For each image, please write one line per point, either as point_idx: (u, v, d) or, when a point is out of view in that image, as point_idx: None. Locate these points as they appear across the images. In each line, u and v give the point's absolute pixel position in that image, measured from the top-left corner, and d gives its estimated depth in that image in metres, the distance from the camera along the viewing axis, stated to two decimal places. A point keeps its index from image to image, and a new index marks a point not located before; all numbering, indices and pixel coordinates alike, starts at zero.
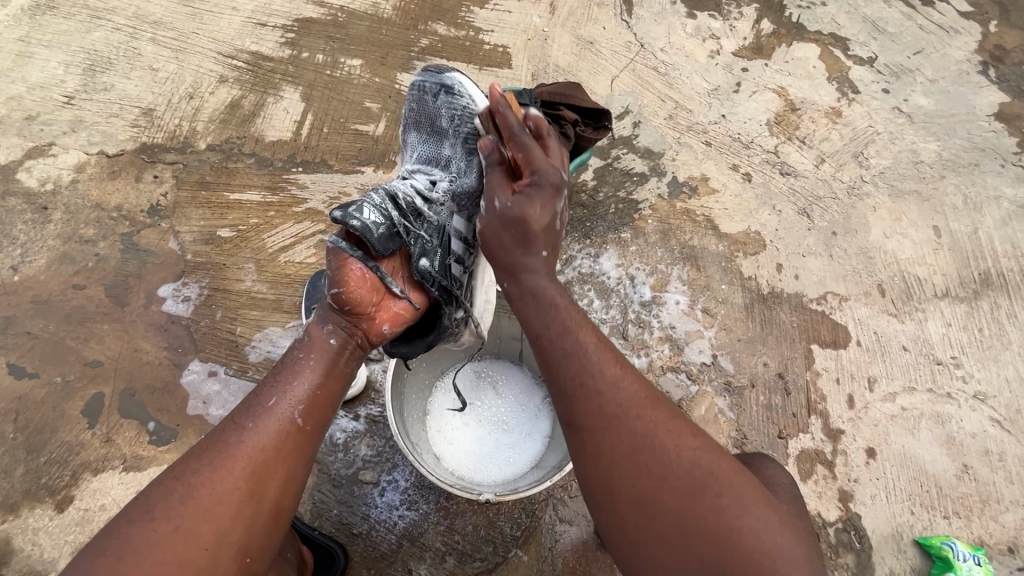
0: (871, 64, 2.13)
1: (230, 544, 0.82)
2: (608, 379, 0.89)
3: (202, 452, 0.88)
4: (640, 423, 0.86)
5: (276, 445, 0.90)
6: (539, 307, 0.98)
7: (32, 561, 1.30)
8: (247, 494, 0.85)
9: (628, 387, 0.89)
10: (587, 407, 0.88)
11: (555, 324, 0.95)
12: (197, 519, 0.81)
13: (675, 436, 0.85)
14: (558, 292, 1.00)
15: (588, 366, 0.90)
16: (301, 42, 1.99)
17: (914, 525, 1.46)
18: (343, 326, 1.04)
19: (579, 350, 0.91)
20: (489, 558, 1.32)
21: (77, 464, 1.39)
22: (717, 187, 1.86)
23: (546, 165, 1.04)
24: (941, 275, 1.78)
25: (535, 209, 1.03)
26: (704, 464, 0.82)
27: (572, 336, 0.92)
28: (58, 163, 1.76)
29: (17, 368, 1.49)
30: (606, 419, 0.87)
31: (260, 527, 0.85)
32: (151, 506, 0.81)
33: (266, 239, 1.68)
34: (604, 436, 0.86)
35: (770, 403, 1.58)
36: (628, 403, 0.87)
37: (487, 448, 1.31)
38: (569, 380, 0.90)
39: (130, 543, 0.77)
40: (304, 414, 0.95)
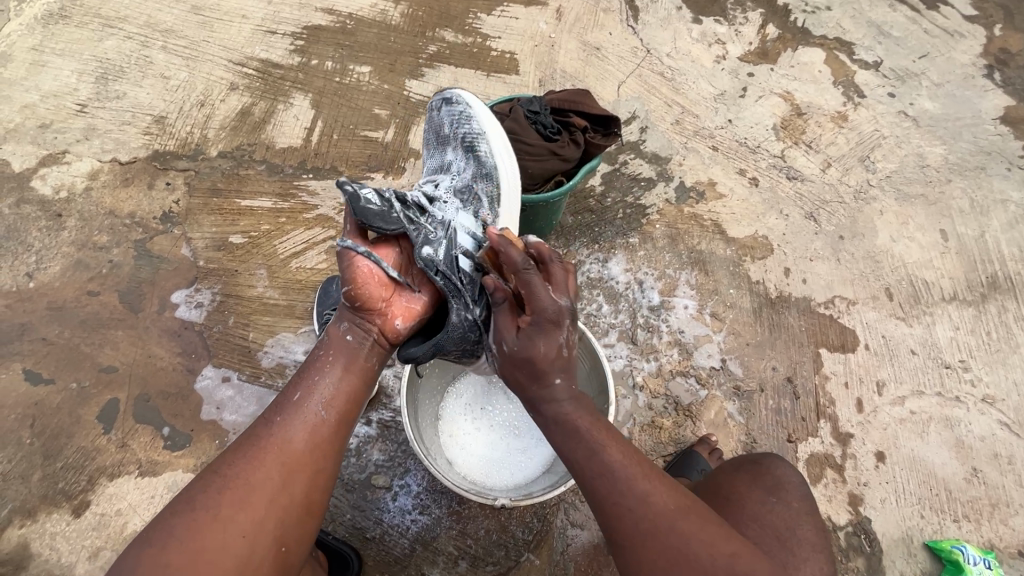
0: (876, 68, 2.14)
1: (266, 534, 0.83)
2: (639, 490, 0.84)
3: (235, 446, 0.90)
4: (678, 537, 0.80)
5: (304, 438, 0.91)
6: (562, 427, 0.90)
7: (49, 566, 1.31)
8: (279, 485, 0.86)
9: (659, 492, 0.84)
10: (622, 524, 0.83)
11: (580, 441, 0.88)
12: (234, 509, 0.83)
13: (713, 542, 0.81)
14: (583, 416, 0.91)
15: (617, 481, 0.84)
16: (310, 49, 2.01)
17: (924, 528, 1.47)
18: (358, 323, 1.03)
19: (609, 468, 0.85)
20: (501, 562, 1.33)
21: (92, 470, 1.41)
22: (724, 192, 1.87)
23: (548, 301, 0.93)
24: (948, 279, 1.78)
25: (542, 346, 0.92)
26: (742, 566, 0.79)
27: (600, 454, 0.86)
28: (72, 170, 1.78)
29: (33, 375, 1.51)
30: (639, 536, 0.82)
31: (294, 517, 0.86)
32: (191, 498, 0.83)
33: (277, 245, 1.70)
34: (642, 552, 0.81)
35: (779, 407, 1.59)
36: (662, 514, 0.82)
37: (499, 453, 1.32)
38: (601, 498, 0.85)
39: (171, 533, 0.79)
40: (329, 407, 0.95)
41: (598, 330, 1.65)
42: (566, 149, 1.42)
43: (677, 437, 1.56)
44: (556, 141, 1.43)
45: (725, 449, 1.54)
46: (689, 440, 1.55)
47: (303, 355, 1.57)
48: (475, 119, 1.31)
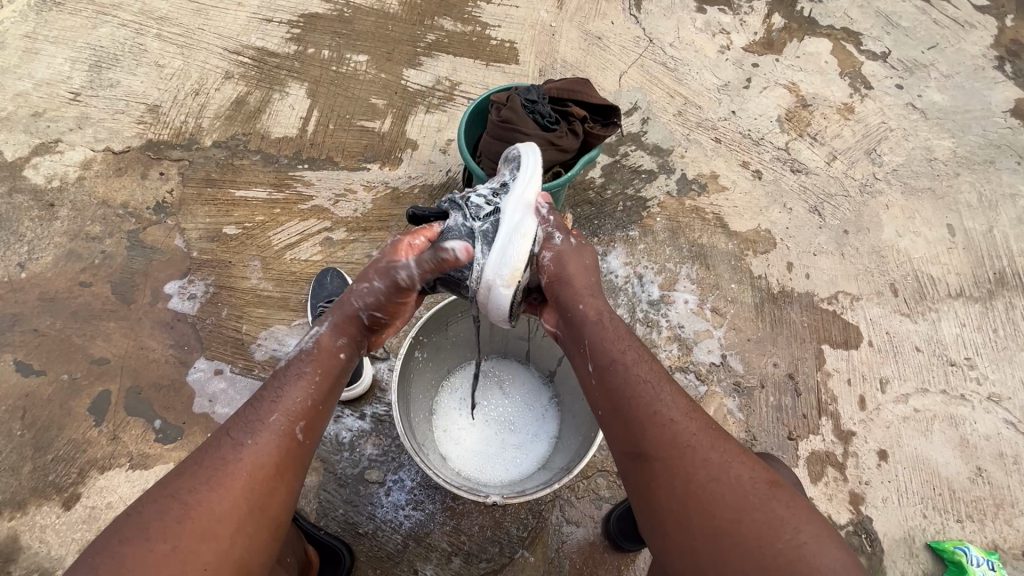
0: (884, 59, 2.10)
1: (229, 564, 0.78)
2: (680, 404, 0.89)
3: (197, 468, 0.84)
4: (717, 451, 0.83)
5: (275, 459, 0.87)
6: (608, 337, 0.98)
7: (39, 559, 1.30)
8: (247, 511, 0.82)
9: (701, 414, 0.89)
10: (660, 433, 0.85)
11: (627, 349, 0.96)
12: (196, 539, 0.77)
13: (752, 467, 0.82)
14: (626, 333, 0.99)
15: (662, 392, 0.90)
16: (307, 38, 1.98)
17: (927, 529, 1.44)
18: (353, 341, 1.05)
19: (651, 379, 0.91)
20: (495, 559, 1.31)
21: (83, 462, 1.39)
22: (727, 185, 1.84)
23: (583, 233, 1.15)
24: (955, 275, 1.75)
25: (588, 255, 1.10)
26: (779, 492, 0.79)
27: (644, 364, 0.93)
28: (64, 160, 1.75)
29: (24, 366, 1.49)
30: (680, 444, 0.83)
31: (262, 543, 0.83)
32: (145, 527, 0.77)
33: (272, 236, 1.67)
34: (680, 461, 0.82)
35: (780, 403, 1.56)
36: (703, 432, 0.85)
37: (494, 448, 1.30)
38: (640, 408, 0.88)
39: (124, 565, 0.73)
40: (305, 428, 0.93)
41: None
42: (564, 140, 1.39)
43: None
44: (554, 131, 1.39)
45: None
46: None
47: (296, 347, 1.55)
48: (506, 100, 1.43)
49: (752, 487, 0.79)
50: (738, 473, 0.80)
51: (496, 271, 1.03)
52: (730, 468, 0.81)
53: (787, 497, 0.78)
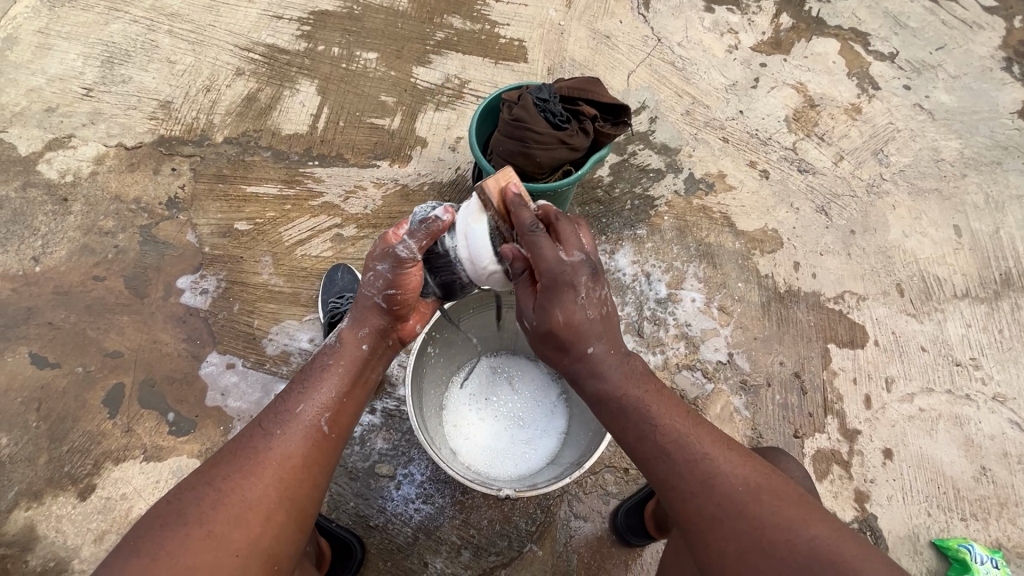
0: (891, 59, 2.10)
1: (260, 551, 0.83)
2: (700, 471, 0.83)
3: (232, 457, 0.89)
4: (744, 519, 0.77)
5: (304, 452, 0.92)
6: (614, 411, 0.93)
7: (56, 548, 1.32)
8: (277, 502, 0.86)
9: (726, 470, 0.83)
10: (682, 506, 0.83)
11: (634, 419, 0.90)
12: (229, 526, 0.82)
13: (790, 523, 0.75)
14: (635, 390, 0.93)
15: (677, 464, 0.85)
16: (317, 35, 1.99)
17: (931, 527, 1.45)
18: (376, 332, 1.07)
19: (663, 449, 0.87)
20: (504, 553, 1.33)
21: (98, 454, 1.41)
22: (734, 184, 1.85)
23: (551, 260, 0.92)
24: (961, 275, 1.75)
25: (558, 314, 0.93)
26: (826, 549, 0.71)
27: (654, 433, 0.88)
28: (77, 155, 1.77)
29: (39, 359, 1.51)
30: (706, 520, 0.80)
31: (289, 533, 0.87)
32: (184, 511, 0.82)
33: (283, 232, 1.69)
34: (710, 537, 0.79)
35: (786, 402, 1.57)
36: (729, 495, 0.80)
37: (503, 443, 1.32)
38: (659, 482, 0.87)
39: (164, 547, 0.77)
40: (331, 421, 0.96)
41: None
42: (575, 138, 1.40)
43: None
44: (565, 129, 1.41)
45: None
46: None
47: (307, 342, 1.56)
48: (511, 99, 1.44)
49: (791, 551, 0.72)
50: (772, 538, 0.74)
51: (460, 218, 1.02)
52: (764, 534, 0.75)
53: (833, 554, 0.70)
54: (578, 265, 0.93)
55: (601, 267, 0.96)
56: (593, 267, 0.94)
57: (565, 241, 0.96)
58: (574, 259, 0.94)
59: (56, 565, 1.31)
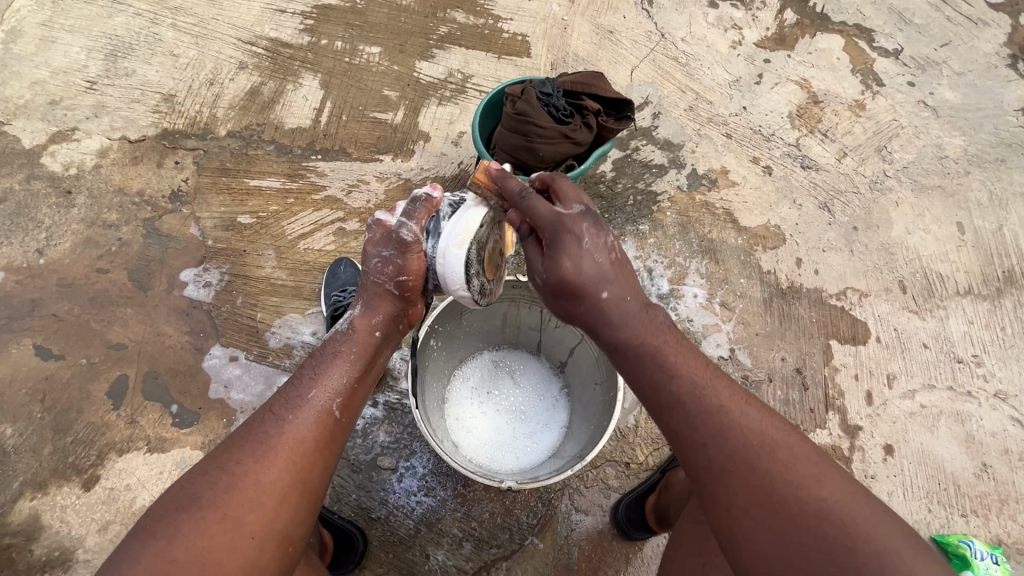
0: (896, 56, 2.09)
1: (275, 533, 0.84)
2: (716, 423, 0.83)
3: (244, 442, 0.89)
4: (758, 475, 0.78)
5: (315, 436, 0.93)
6: (627, 358, 0.92)
7: (60, 538, 1.33)
8: (290, 485, 0.87)
9: (743, 424, 0.83)
10: (695, 457, 0.83)
11: (649, 367, 0.89)
12: (244, 509, 0.82)
13: (805, 484, 0.76)
14: (651, 341, 0.91)
15: (693, 415, 0.84)
16: (320, 29, 1.98)
17: (931, 522, 1.46)
18: (388, 319, 1.08)
19: (678, 401, 0.86)
20: (505, 545, 1.33)
21: (102, 445, 1.42)
22: (737, 180, 1.85)
23: (546, 212, 0.93)
24: (964, 272, 1.75)
25: (566, 264, 0.92)
26: (837, 513, 0.73)
27: (669, 385, 0.87)
28: (81, 148, 1.77)
29: (43, 350, 1.52)
30: (718, 473, 0.81)
31: (302, 515, 0.88)
32: (197, 496, 0.82)
33: (286, 226, 1.69)
34: (720, 489, 0.80)
35: (788, 397, 1.57)
36: (744, 451, 0.80)
37: (505, 437, 1.33)
38: (672, 432, 0.86)
39: (181, 531, 0.78)
40: (341, 406, 0.98)
41: None
42: (578, 133, 1.40)
43: None
44: (568, 124, 1.41)
45: None
46: None
47: (310, 336, 1.57)
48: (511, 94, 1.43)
49: (801, 511, 0.75)
50: (784, 496, 0.76)
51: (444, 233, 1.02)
52: (778, 490, 0.77)
53: (844, 519, 0.73)
54: (577, 217, 0.94)
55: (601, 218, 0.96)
56: (592, 217, 0.94)
57: (561, 197, 0.96)
58: (571, 211, 0.95)
59: (61, 555, 1.32)
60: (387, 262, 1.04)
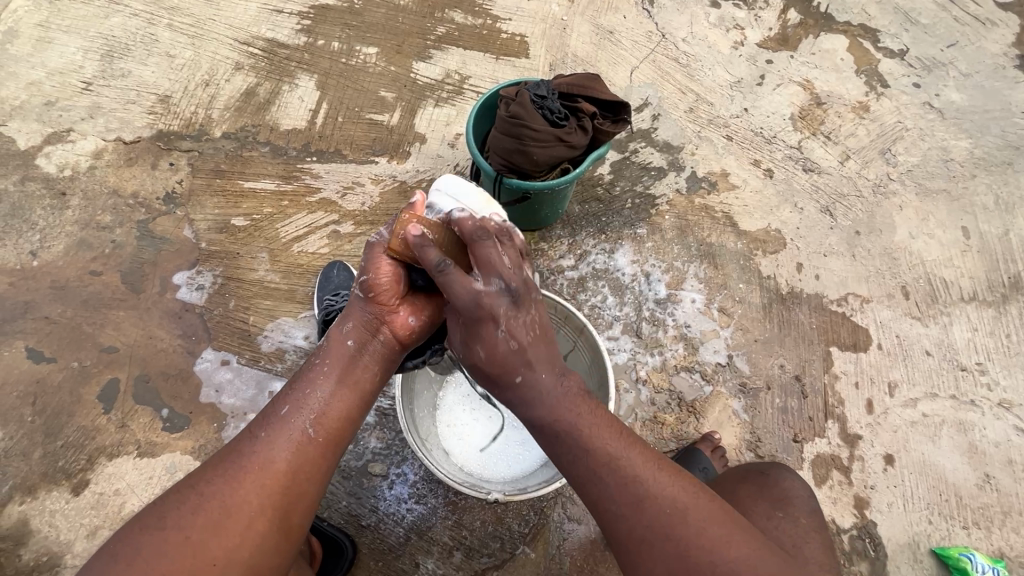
0: (901, 56, 2.05)
1: (238, 560, 0.79)
2: (633, 492, 0.84)
3: (216, 461, 0.86)
4: (672, 543, 0.80)
5: (288, 458, 0.87)
6: (549, 438, 0.91)
7: (48, 543, 1.33)
8: (257, 510, 0.82)
9: (657, 491, 0.84)
10: (615, 526, 0.84)
11: (568, 442, 0.88)
12: (207, 532, 0.78)
13: (715, 546, 0.79)
14: (566, 413, 0.90)
15: (610, 487, 0.85)
16: (317, 29, 1.97)
17: (932, 535, 1.43)
18: (360, 327, 1.01)
19: (594, 474, 0.86)
20: (496, 554, 1.32)
21: (92, 449, 1.42)
22: (737, 183, 1.82)
23: (460, 293, 0.89)
24: (968, 278, 1.72)
25: (480, 350, 0.92)
26: (743, 570, 0.77)
27: (586, 457, 0.87)
28: (76, 149, 1.77)
29: (35, 353, 1.51)
30: (638, 540, 0.82)
31: (270, 542, 0.82)
32: (164, 514, 0.79)
33: (280, 228, 1.68)
34: (641, 555, 0.82)
35: (786, 405, 1.55)
36: (657, 519, 0.82)
37: (496, 444, 1.31)
38: (593, 503, 0.87)
39: (140, 553, 0.74)
40: (317, 425, 0.91)
41: (602, 322, 1.62)
42: (573, 136, 1.38)
43: (680, 433, 1.52)
44: (563, 126, 1.38)
45: (728, 447, 1.51)
46: (691, 437, 1.51)
47: (303, 339, 1.55)
48: (506, 98, 1.41)
49: (711, 569, 0.77)
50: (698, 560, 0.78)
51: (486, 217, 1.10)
52: (690, 554, 0.79)
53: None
54: (494, 295, 0.90)
55: (521, 291, 0.92)
56: (510, 294, 0.90)
57: (483, 266, 0.92)
58: (487, 289, 0.90)
59: (49, 560, 1.31)
60: (390, 265, 1.01)
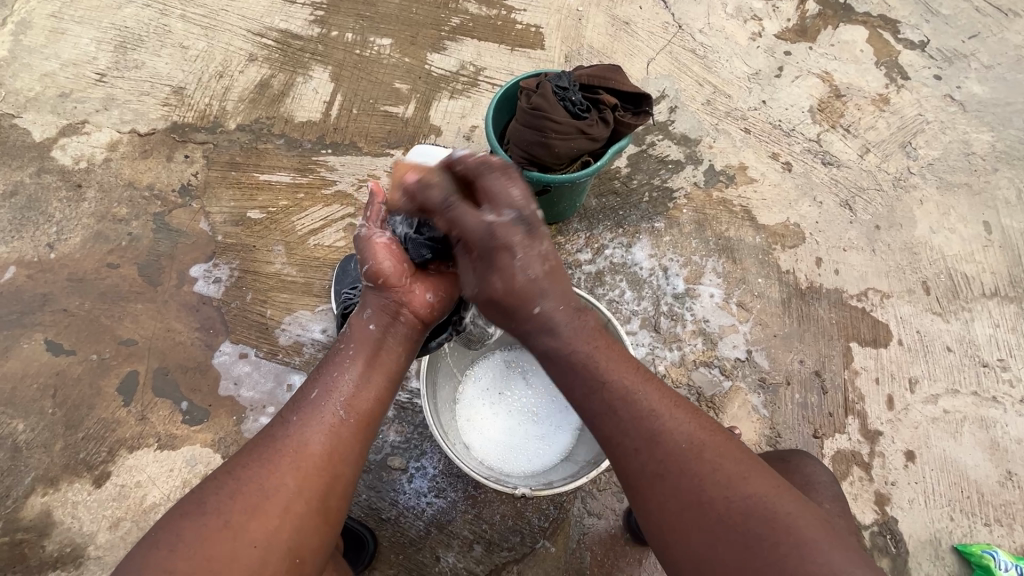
0: (922, 48, 2.02)
1: (280, 544, 0.77)
2: (647, 427, 0.81)
3: (252, 447, 0.84)
4: (687, 477, 0.77)
5: (323, 441, 0.85)
6: (561, 369, 0.90)
7: (71, 534, 1.34)
8: (296, 492, 0.80)
9: (673, 427, 0.81)
10: (628, 464, 0.82)
11: (579, 377, 0.88)
12: (246, 516, 0.76)
13: (731, 481, 0.75)
14: (581, 343, 0.90)
15: (624, 418, 0.83)
16: (330, 20, 1.95)
17: (953, 531, 1.42)
18: (381, 311, 1.01)
19: (607, 408, 0.84)
20: (517, 548, 1.32)
21: (113, 441, 1.42)
22: (756, 176, 1.80)
23: (474, 227, 0.93)
24: (990, 274, 1.70)
25: (497, 282, 0.92)
26: (763, 513, 0.72)
27: (603, 388, 0.86)
28: (91, 141, 1.76)
29: (54, 345, 1.52)
30: (650, 478, 0.79)
31: (310, 526, 0.80)
32: (202, 500, 0.77)
33: (296, 221, 1.67)
34: (652, 492, 0.79)
35: (806, 401, 1.54)
36: (672, 455, 0.79)
37: (517, 438, 1.30)
38: (604, 438, 0.85)
39: (182, 537, 0.73)
40: (348, 407, 0.90)
41: (620, 317, 1.61)
42: (595, 128, 1.36)
43: None
44: (584, 119, 1.36)
45: (748, 443, 1.50)
46: None
47: (320, 333, 1.55)
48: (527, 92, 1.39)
49: (728, 508, 0.73)
50: (713, 495, 0.74)
51: None
52: (705, 493, 0.75)
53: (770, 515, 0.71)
54: (508, 224, 0.92)
55: (534, 219, 0.94)
56: (524, 223, 0.93)
57: (491, 201, 0.94)
58: (501, 219, 0.93)
59: (72, 550, 1.32)
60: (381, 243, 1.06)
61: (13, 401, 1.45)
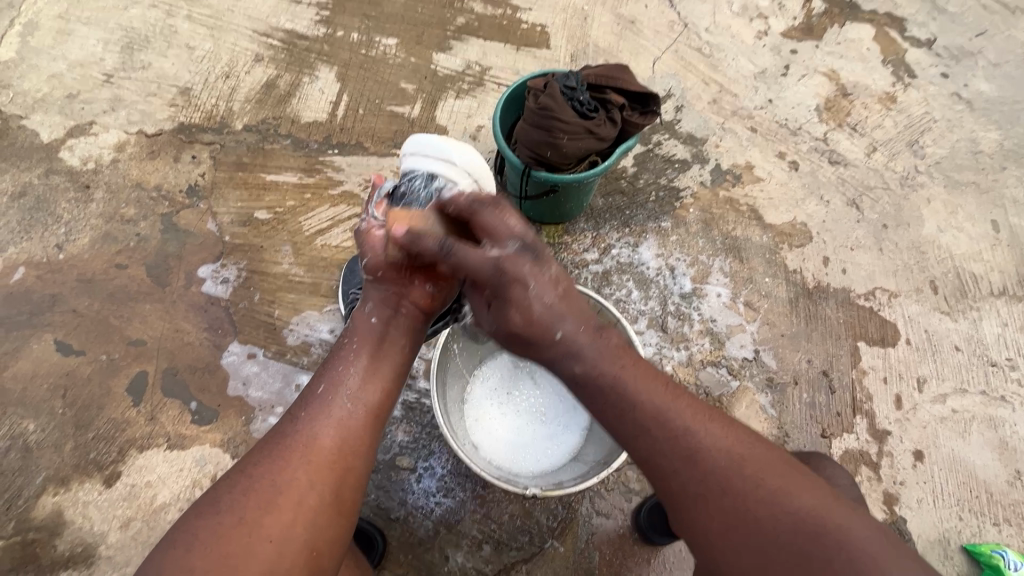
0: (929, 46, 2.01)
1: (296, 537, 0.77)
2: (684, 447, 0.82)
3: (263, 446, 0.85)
4: (729, 494, 0.77)
5: (332, 434, 0.86)
6: (592, 392, 0.91)
7: (82, 534, 1.34)
8: (309, 485, 0.81)
9: (709, 443, 0.81)
10: (667, 482, 0.82)
11: (609, 399, 0.89)
12: (260, 511, 0.77)
13: (775, 495, 0.75)
14: (609, 367, 0.91)
15: (659, 438, 0.83)
16: (336, 20, 1.95)
17: (962, 531, 1.42)
18: (382, 304, 1.02)
19: (642, 430, 0.85)
20: (525, 548, 1.32)
21: (123, 442, 1.43)
22: (763, 176, 1.80)
23: (481, 264, 0.94)
24: (998, 273, 1.69)
25: (514, 316, 0.95)
26: (812, 525, 0.71)
27: (637, 407, 0.86)
28: (99, 142, 1.77)
29: (64, 345, 1.52)
30: (690, 496, 0.79)
31: (324, 518, 0.80)
32: (216, 499, 0.78)
33: (303, 221, 1.68)
34: (695, 510, 0.79)
35: (814, 401, 1.54)
36: (711, 473, 0.79)
37: (525, 439, 1.31)
38: (641, 459, 0.85)
39: (199, 536, 0.73)
40: (355, 399, 0.91)
41: (627, 316, 1.60)
42: (603, 128, 1.36)
43: None
44: (592, 118, 1.36)
45: None
46: None
47: (328, 333, 1.55)
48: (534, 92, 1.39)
49: (775, 525, 0.72)
50: (758, 512, 0.74)
51: (461, 160, 1.05)
52: (747, 509, 0.75)
53: (817, 524, 0.71)
54: (514, 257, 0.94)
55: (540, 248, 0.97)
56: (530, 253, 0.95)
57: (491, 235, 0.97)
58: (505, 252, 0.95)
59: (83, 550, 1.33)
60: (379, 235, 1.04)
61: (24, 402, 1.46)
